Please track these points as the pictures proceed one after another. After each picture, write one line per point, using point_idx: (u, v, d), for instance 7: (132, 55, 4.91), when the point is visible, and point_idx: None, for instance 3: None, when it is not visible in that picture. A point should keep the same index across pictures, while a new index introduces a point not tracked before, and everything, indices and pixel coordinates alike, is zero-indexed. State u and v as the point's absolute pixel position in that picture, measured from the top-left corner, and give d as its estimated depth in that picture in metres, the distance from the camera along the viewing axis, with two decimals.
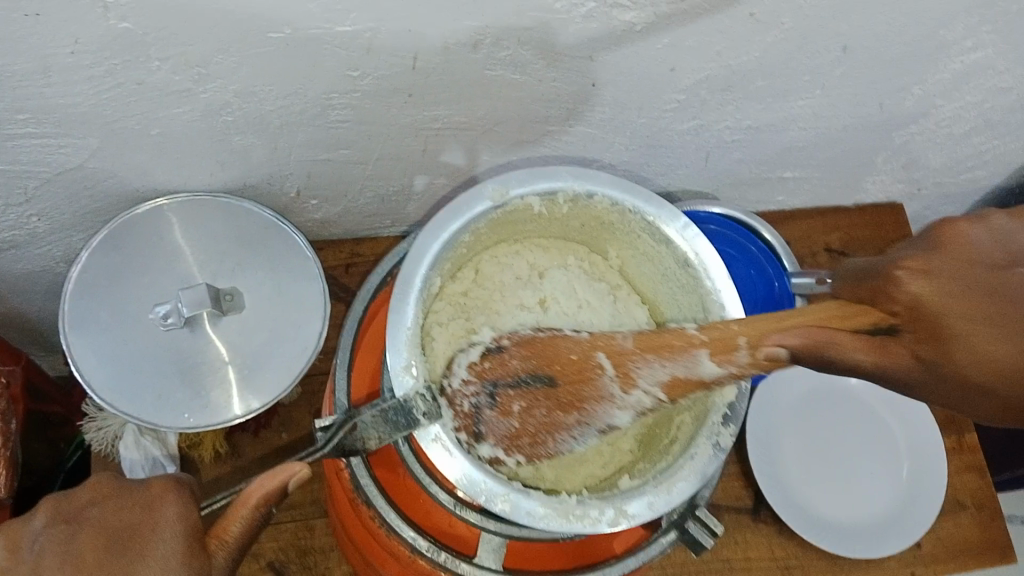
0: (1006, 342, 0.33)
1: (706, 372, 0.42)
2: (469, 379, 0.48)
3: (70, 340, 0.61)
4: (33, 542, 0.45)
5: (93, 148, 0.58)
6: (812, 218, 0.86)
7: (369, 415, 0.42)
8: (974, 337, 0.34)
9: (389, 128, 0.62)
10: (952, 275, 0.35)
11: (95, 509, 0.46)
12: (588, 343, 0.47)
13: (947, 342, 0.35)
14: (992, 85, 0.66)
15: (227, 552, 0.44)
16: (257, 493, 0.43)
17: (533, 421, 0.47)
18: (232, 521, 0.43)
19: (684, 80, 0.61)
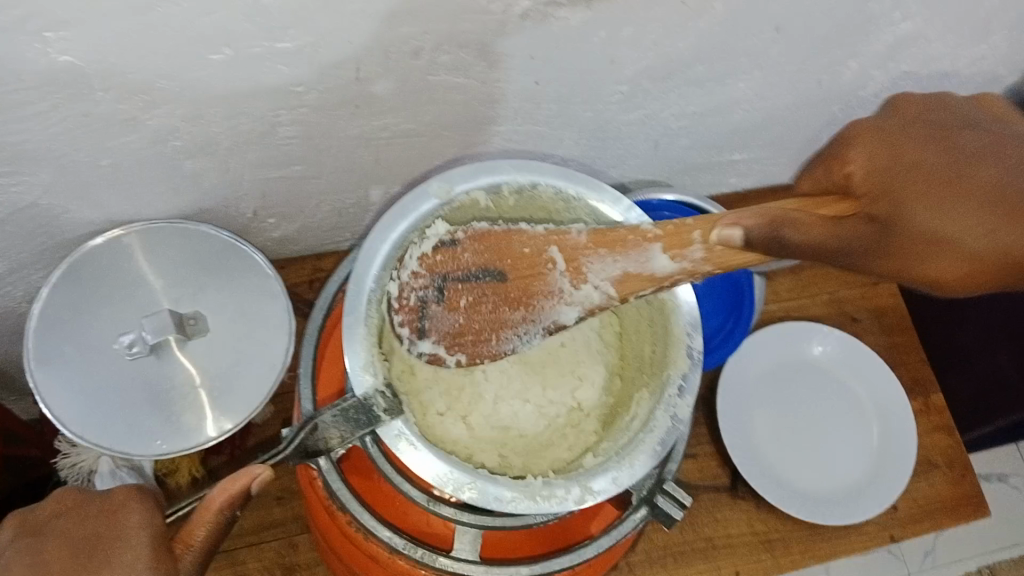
0: (970, 217, 0.38)
1: (658, 266, 0.45)
2: (419, 271, 0.48)
3: (37, 377, 0.61)
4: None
5: (46, 184, 0.59)
6: (764, 198, 0.87)
7: (329, 416, 0.43)
8: (918, 206, 0.39)
9: (339, 141, 0.63)
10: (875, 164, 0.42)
11: (60, 521, 0.45)
12: (542, 236, 0.48)
13: (906, 236, 0.40)
14: (924, 53, 0.68)
15: (193, 557, 0.44)
16: (220, 497, 0.44)
17: (479, 317, 0.49)
18: (197, 526, 0.44)
19: (625, 71, 0.62)
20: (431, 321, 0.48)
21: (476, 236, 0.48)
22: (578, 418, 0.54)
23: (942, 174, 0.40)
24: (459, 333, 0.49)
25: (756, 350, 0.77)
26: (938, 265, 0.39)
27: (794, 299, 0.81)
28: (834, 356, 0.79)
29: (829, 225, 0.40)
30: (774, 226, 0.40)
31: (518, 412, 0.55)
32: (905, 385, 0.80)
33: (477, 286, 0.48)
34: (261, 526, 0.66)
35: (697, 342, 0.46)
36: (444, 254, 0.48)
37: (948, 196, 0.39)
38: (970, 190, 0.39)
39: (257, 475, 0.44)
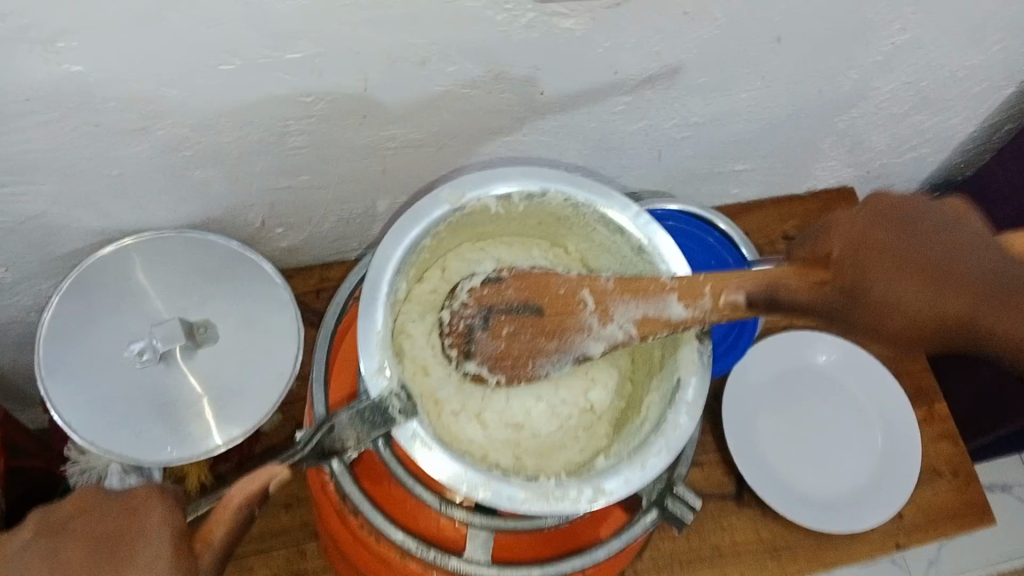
0: (925, 292, 0.41)
1: (674, 313, 0.47)
2: (468, 301, 0.50)
3: (47, 385, 0.61)
4: (21, 551, 0.47)
5: (56, 193, 0.59)
6: (767, 208, 0.88)
7: (345, 416, 0.42)
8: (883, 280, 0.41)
9: (346, 150, 0.64)
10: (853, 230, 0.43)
11: (80, 520, 0.47)
12: (576, 280, 0.49)
13: (867, 302, 0.42)
14: (923, 63, 0.69)
15: (211, 556, 0.44)
16: (239, 496, 0.43)
17: (518, 344, 0.49)
18: (215, 526, 0.44)
19: (629, 80, 0.63)
20: (477, 344, 0.50)
21: (520, 274, 0.49)
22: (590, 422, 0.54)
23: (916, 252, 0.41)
24: (499, 356, 0.50)
25: (761, 359, 0.78)
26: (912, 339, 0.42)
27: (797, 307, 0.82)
28: (839, 364, 0.79)
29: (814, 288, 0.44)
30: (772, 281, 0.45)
31: (531, 410, 0.54)
32: (909, 394, 0.81)
33: (517, 318, 0.48)
34: (269, 534, 0.67)
35: (707, 353, 0.47)
36: (489, 288, 0.50)
37: (898, 276, 0.41)
38: (919, 275, 0.41)
39: (273, 474, 0.43)
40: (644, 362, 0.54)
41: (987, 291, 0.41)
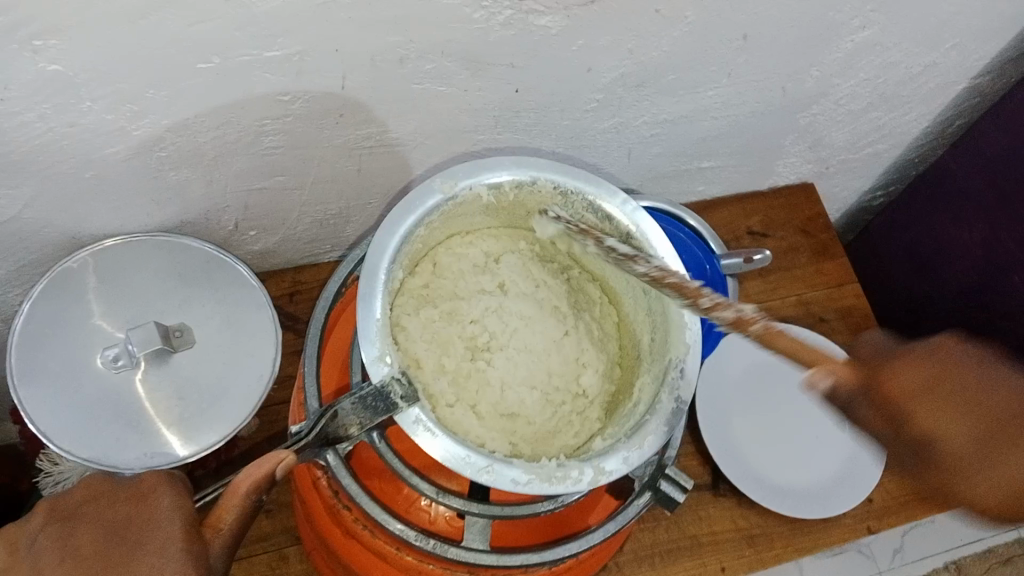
0: (967, 430, 0.45)
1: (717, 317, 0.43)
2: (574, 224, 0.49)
3: (22, 395, 0.60)
4: (32, 541, 0.42)
5: (28, 198, 0.58)
6: (732, 205, 0.90)
7: (349, 402, 0.40)
8: (960, 438, 0.45)
9: (322, 150, 0.64)
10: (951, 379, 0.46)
11: (90, 508, 0.43)
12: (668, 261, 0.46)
13: (960, 449, 0.45)
14: (882, 60, 0.71)
15: (223, 541, 0.41)
16: (246, 482, 0.39)
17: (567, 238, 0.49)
18: (226, 509, 0.40)
19: (601, 79, 0.64)
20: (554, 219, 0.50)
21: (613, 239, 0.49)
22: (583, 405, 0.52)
23: (973, 386, 0.46)
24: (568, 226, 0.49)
25: (733, 348, 0.80)
26: (971, 472, 0.45)
27: (765, 301, 0.85)
28: (807, 354, 0.81)
29: (873, 404, 0.46)
30: (861, 391, 0.46)
31: (526, 398, 0.51)
32: None
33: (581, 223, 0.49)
34: (251, 541, 0.66)
35: (697, 330, 0.46)
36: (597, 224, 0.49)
37: (961, 419, 0.45)
38: (971, 418, 0.45)
39: (282, 460, 0.40)
40: (637, 345, 0.53)
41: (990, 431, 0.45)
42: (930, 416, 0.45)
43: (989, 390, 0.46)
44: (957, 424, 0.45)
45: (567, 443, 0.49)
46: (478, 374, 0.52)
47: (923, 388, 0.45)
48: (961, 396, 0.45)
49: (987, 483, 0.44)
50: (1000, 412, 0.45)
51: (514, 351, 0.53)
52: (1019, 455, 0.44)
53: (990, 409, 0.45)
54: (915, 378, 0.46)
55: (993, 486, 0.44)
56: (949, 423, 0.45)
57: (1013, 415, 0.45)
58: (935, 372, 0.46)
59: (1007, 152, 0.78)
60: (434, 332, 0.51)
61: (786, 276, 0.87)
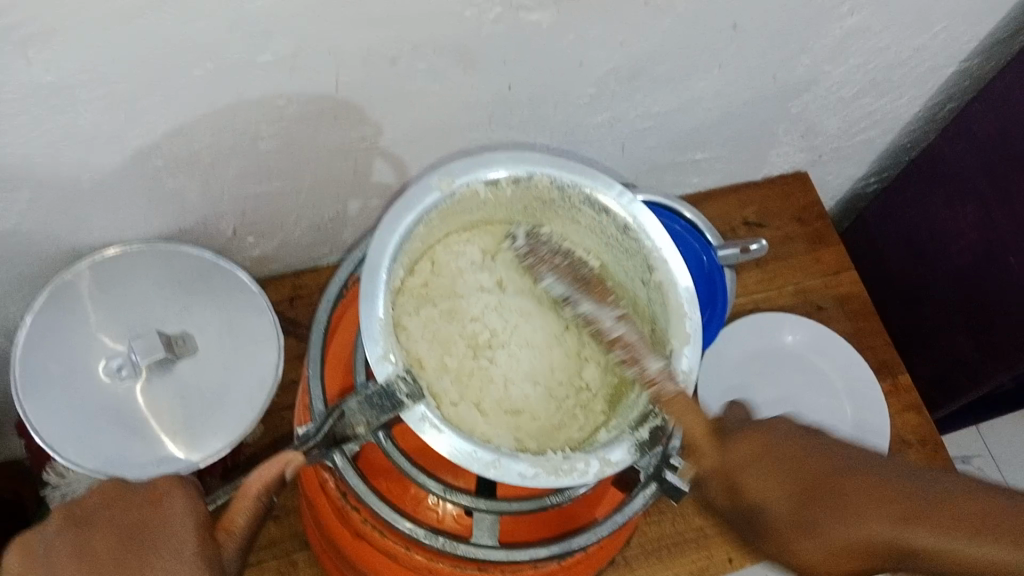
0: (785, 498, 0.46)
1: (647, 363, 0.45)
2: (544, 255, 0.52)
3: (26, 408, 0.60)
4: (47, 547, 0.40)
5: (25, 209, 0.58)
6: (727, 196, 0.90)
7: (354, 401, 0.40)
8: (780, 506, 0.46)
9: (317, 153, 0.64)
10: (761, 454, 0.47)
11: (106, 513, 0.42)
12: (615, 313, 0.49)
13: (778, 515, 0.46)
14: (872, 46, 0.72)
15: (234, 544, 0.41)
16: (258, 483, 0.41)
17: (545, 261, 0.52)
18: (239, 511, 0.41)
19: (594, 72, 0.64)
20: (533, 242, 0.52)
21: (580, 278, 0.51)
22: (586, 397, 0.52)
23: (795, 455, 0.47)
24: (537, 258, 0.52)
25: (731, 342, 0.81)
26: (798, 535, 0.45)
27: (763, 290, 0.86)
28: (807, 343, 0.81)
29: (709, 471, 0.48)
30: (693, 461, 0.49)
31: (530, 393, 0.52)
32: (874, 366, 0.84)
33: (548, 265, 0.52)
34: (259, 547, 0.66)
35: (697, 320, 0.46)
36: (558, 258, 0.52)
37: (785, 489, 0.46)
38: (795, 488, 0.46)
39: (291, 460, 0.41)
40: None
41: (808, 498, 0.45)
42: (760, 484, 0.46)
43: (785, 462, 0.46)
44: (767, 498, 0.46)
45: (572, 437, 0.49)
46: (481, 372, 0.52)
47: (734, 462, 0.47)
48: (750, 476, 0.47)
49: (813, 547, 0.45)
50: (804, 482, 0.46)
51: (515, 347, 0.53)
52: (834, 517, 0.45)
53: (784, 481, 0.46)
54: (744, 451, 0.47)
55: (830, 548, 0.45)
56: (757, 501, 0.47)
57: (841, 484, 0.45)
58: (758, 446, 0.47)
59: (1000, 135, 0.79)
60: (434, 331, 0.51)
61: (784, 265, 0.87)
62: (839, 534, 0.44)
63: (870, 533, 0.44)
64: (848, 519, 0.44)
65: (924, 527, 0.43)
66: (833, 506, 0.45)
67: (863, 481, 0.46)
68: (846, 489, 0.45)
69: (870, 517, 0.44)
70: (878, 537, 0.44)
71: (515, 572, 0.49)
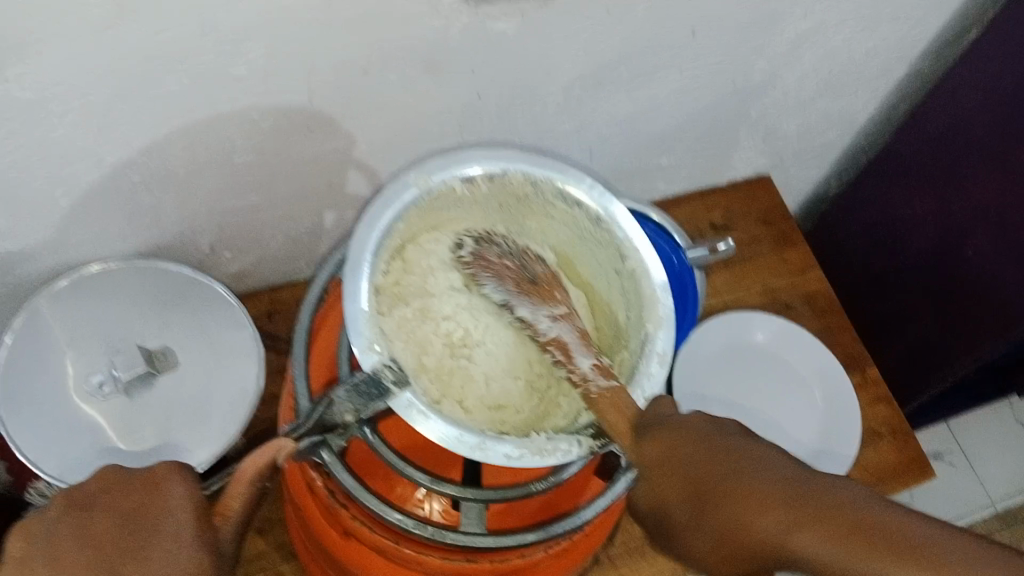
0: (677, 490, 0.39)
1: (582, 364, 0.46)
2: (488, 258, 0.51)
3: (8, 428, 0.60)
4: (48, 531, 0.38)
5: (1, 228, 0.59)
6: (694, 201, 0.92)
7: (342, 390, 0.41)
8: (672, 499, 0.39)
9: (293, 166, 0.65)
10: (669, 443, 0.40)
11: (106, 498, 0.39)
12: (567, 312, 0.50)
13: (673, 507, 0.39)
14: (826, 50, 0.75)
15: (231, 527, 0.40)
16: (251, 468, 0.40)
17: (497, 270, 0.51)
18: (234, 496, 0.40)
19: (560, 80, 0.66)
20: (484, 249, 0.51)
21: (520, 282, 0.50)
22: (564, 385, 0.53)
23: (707, 444, 0.39)
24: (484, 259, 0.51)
25: (705, 339, 0.82)
26: (685, 538, 0.38)
27: (732, 291, 0.88)
28: (777, 339, 0.83)
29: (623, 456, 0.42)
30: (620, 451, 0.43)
31: (510, 388, 0.53)
32: (843, 361, 0.87)
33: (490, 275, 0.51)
34: (246, 561, 0.66)
35: (670, 304, 0.47)
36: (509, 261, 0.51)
37: (676, 479, 0.39)
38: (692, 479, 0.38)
39: (282, 447, 0.41)
40: (614, 323, 0.52)
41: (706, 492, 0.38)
42: (658, 474, 0.40)
43: (689, 462, 0.39)
44: (663, 503, 0.39)
45: (557, 424, 0.48)
46: (461, 371, 0.52)
47: (651, 458, 0.40)
48: (646, 477, 0.40)
49: (708, 553, 0.38)
50: (709, 486, 0.37)
51: (491, 346, 0.54)
52: (731, 510, 0.36)
53: (679, 478, 0.39)
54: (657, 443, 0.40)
55: (718, 555, 0.37)
56: (652, 503, 0.40)
57: (729, 487, 0.37)
58: (661, 441, 0.40)
59: (956, 131, 0.82)
60: (412, 331, 0.50)
61: (752, 265, 0.89)
62: (722, 538, 0.37)
63: (751, 545, 0.36)
64: (729, 527, 0.36)
65: (819, 530, 0.34)
66: (713, 505, 0.37)
67: (759, 504, 0.36)
68: (733, 492, 0.37)
69: (751, 523, 0.36)
70: (771, 546, 0.35)
71: (504, 561, 0.50)
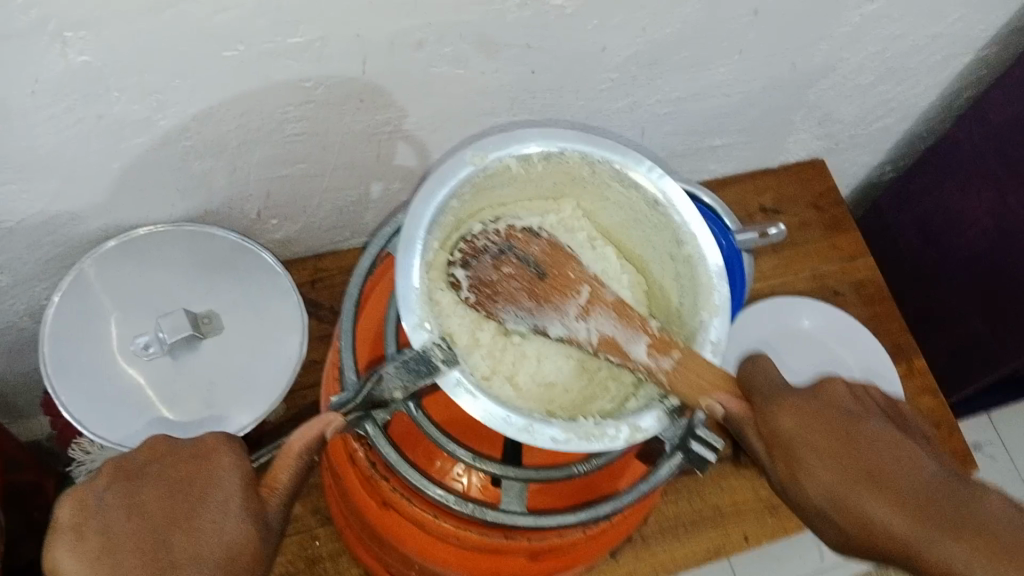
0: (828, 469, 0.39)
1: (637, 352, 0.47)
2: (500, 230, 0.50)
3: (56, 384, 0.62)
4: (98, 499, 0.40)
5: (55, 189, 0.59)
6: (743, 182, 0.90)
7: (391, 367, 0.41)
8: (820, 479, 0.39)
9: (343, 137, 0.65)
10: (808, 425, 0.41)
11: (154, 468, 0.41)
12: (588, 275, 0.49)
13: (813, 491, 0.40)
14: (889, 34, 0.72)
15: (278, 501, 0.41)
16: (301, 440, 0.42)
17: (511, 283, 0.49)
18: (281, 468, 0.41)
19: (615, 58, 0.65)
20: (476, 265, 0.49)
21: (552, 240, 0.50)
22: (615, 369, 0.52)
23: (841, 433, 0.40)
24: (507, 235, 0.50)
25: (752, 323, 0.82)
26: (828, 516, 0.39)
27: (778, 276, 0.87)
28: (823, 327, 0.83)
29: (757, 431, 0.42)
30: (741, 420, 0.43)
31: (561, 366, 0.52)
32: (890, 351, 0.85)
33: (514, 261, 0.49)
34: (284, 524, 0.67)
35: (725, 292, 0.47)
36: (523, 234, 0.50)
37: (826, 467, 0.39)
38: (845, 468, 0.39)
39: (332, 420, 0.43)
40: (669, 309, 0.52)
41: (858, 474, 0.39)
42: (807, 456, 0.40)
43: (853, 442, 0.40)
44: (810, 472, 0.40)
45: (604, 407, 0.48)
46: (514, 348, 0.51)
47: (806, 428, 0.41)
48: (795, 445, 0.41)
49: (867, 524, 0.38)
50: (870, 461, 0.39)
51: None
52: (872, 502, 0.38)
53: (841, 446, 0.40)
54: (791, 421, 0.41)
55: (865, 539, 0.38)
56: (803, 463, 0.40)
57: (900, 460, 0.39)
58: (811, 413, 0.41)
59: (1019, 122, 0.79)
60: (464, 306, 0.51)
61: (801, 250, 0.88)
62: (892, 513, 0.37)
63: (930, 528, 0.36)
64: (895, 506, 0.37)
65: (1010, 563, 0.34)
66: (864, 495, 0.38)
67: (915, 502, 0.37)
68: (906, 468, 0.38)
69: (948, 505, 0.36)
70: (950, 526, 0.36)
71: (541, 540, 0.50)
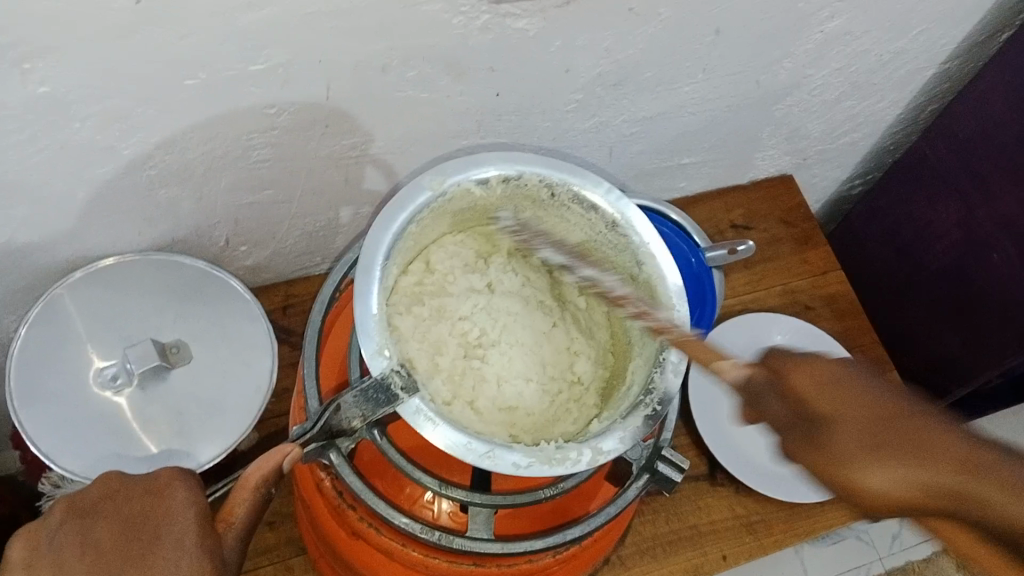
0: (847, 433, 0.38)
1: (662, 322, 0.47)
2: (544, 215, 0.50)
3: (22, 419, 0.61)
4: (51, 539, 0.40)
5: (19, 220, 0.59)
6: (713, 200, 0.91)
7: (351, 396, 0.41)
8: (841, 439, 0.38)
9: (310, 162, 0.65)
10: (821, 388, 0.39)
11: (107, 506, 0.41)
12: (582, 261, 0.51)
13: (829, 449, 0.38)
14: (852, 50, 0.73)
15: (236, 535, 0.41)
16: (257, 473, 0.41)
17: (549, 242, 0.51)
18: (238, 501, 0.41)
19: (580, 79, 0.65)
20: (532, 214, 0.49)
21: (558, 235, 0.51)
22: (579, 393, 0.52)
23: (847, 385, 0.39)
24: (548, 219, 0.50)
25: (724, 340, 0.82)
26: (851, 470, 0.37)
27: (750, 292, 0.87)
28: (794, 342, 0.83)
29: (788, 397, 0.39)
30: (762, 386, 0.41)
31: (523, 390, 0.52)
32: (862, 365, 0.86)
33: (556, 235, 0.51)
34: (256, 554, 0.66)
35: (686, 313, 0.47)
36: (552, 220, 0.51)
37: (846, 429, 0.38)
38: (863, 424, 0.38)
39: (289, 452, 0.41)
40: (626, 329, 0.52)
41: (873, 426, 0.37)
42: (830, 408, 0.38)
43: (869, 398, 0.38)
44: (864, 450, 0.37)
45: (567, 429, 0.48)
46: (473, 371, 0.51)
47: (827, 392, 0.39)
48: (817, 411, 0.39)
49: (876, 485, 0.37)
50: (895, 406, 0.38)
51: (506, 346, 0.54)
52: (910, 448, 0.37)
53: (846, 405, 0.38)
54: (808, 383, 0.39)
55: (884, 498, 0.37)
56: (815, 430, 0.39)
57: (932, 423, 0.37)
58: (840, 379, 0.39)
59: (983, 138, 0.80)
60: (425, 331, 0.51)
61: (772, 266, 0.88)
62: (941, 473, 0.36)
63: (970, 475, 0.36)
64: (914, 457, 0.36)
65: None
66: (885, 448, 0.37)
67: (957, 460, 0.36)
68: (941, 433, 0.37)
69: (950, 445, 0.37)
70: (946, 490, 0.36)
71: (512, 565, 0.50)
